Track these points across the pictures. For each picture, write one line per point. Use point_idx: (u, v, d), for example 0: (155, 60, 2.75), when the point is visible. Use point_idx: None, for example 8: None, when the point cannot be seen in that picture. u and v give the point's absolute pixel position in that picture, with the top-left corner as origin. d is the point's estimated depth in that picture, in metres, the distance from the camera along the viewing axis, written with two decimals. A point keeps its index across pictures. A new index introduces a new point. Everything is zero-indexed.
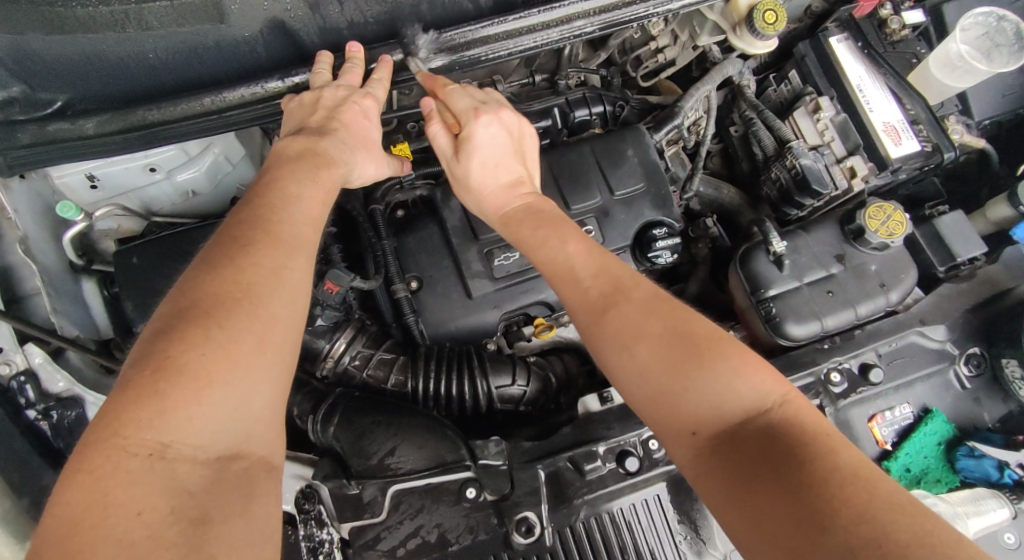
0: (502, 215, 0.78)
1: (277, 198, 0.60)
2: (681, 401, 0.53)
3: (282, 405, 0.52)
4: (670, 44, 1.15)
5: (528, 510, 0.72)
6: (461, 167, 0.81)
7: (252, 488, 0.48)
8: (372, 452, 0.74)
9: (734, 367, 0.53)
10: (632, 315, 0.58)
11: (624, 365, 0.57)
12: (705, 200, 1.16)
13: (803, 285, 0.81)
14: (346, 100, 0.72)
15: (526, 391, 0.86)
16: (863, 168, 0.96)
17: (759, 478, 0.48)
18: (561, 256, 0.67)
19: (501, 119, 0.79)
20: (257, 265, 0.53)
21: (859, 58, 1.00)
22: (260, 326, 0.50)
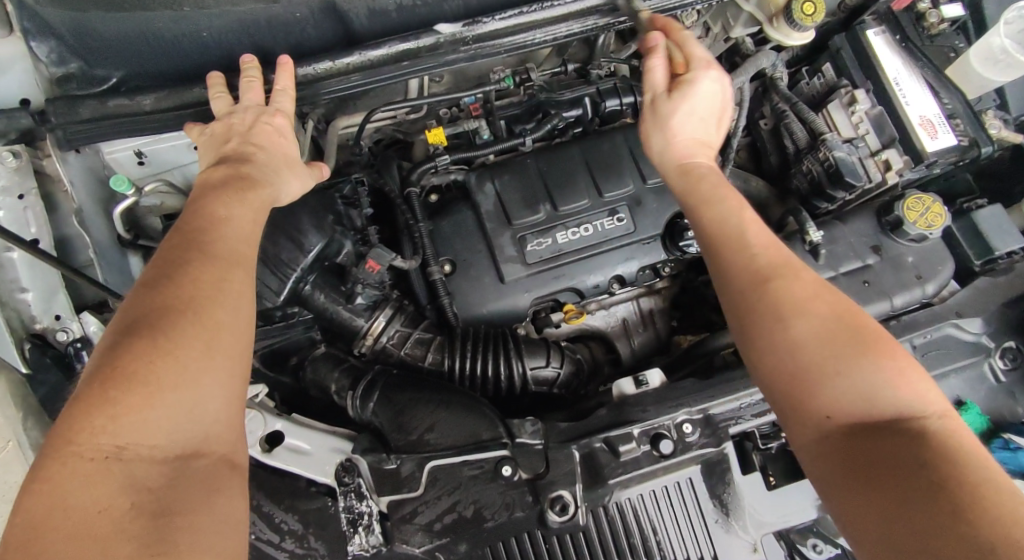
0: (684, 165, 0.73)
1: (213, 212, 0.59)
2: (829, 387, 0.51)
3: (238, 406, 0.53)
4: (701, 36, 1.13)
5: (562, 489, 0.74)
6: (669, 105, 0.75)
7: (214, 482, 0.49)
8: (412, 428, 0.76)
9: (894, 368, 0.51)
10: (800, 291, 0.55)
11: (774, 337, 0.54)
12: (734, 192, 1.16)
13: (838, 275, 0.82)
14: (256, 122, 0.68)
15: (560, 373, 0.87)
16: (898, 160, 0.95)
17: (896, 478, 0.46)
18: (733, 221, 0.62)
19: (727, 79, 0.75)
20: (197, 278, 0.53)
21: (895, 52, 1.00)
22: (202, 338, 0.50)
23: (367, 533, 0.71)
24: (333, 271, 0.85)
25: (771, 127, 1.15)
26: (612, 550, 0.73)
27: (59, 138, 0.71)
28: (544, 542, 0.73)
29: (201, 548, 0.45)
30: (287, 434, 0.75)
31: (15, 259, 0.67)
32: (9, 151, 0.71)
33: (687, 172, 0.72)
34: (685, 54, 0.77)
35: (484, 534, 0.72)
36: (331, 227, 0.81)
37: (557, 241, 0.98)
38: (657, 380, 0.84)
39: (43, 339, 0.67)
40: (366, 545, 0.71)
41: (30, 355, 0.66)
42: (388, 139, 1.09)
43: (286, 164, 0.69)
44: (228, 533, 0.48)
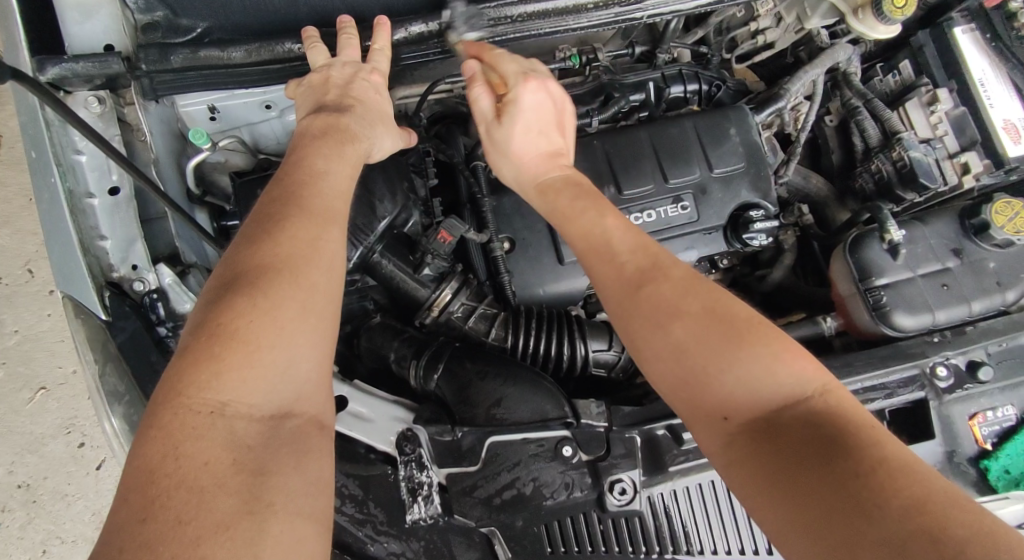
0: (540, 184, 0.69)
1: (307, 172, 0.57)
2: (715, 385, 0.49)
3: (327, 366, 0.50)
4: (771, 26, 1.09)
5: (623, 472, 0.73)
6: (501, 130, 0.72)
7: (306, 443, 0.46)
8: (479, 401, 0.75)
9: (772, 351, 0.49)
10: (669, 295, 0.52)
11: (655, 347, 0.52)
12: (793, 188, 1.14)
13: (916, 276, 0.81)
14: (355, 77, 0.68)
15: (621, 357, 0.86)
16: (978, 164, 0.93)
17: (802, 474, 0.44)
18: (595, 225, 0.60)
19: (547, 85, 0.72)
20: (293, 237, 0.51)
21: (983, 52, 0.97)
22: (300, 295, 0.48)
23: (426, 503, 0.71)
24: (400, 240, 0.83)
25: (836, 123, 1.12)
26: (666, 537, 0.72)
27: (144, 87, 0.71)
28: (599, 524, 0.72)
29: (292, 511, 0.42)
30: (350, 400, 0.75)
31: (95, 207, 0.68)
32: (94, 97, 0.71)
33: (547, 189, 0.68)
34: (500, 72, 0.73)
35: (542, 512, 0.71)
36: (404, 196, 0.80)
37: None
38: None
39: (120, 289, 0.68)
40: (426, 514, 0.71)
41: (110, 303, 0.66)
42: (443, 112, 1.07)
43: (381, 121, 0.68)
44: (315, 497, 0.45)
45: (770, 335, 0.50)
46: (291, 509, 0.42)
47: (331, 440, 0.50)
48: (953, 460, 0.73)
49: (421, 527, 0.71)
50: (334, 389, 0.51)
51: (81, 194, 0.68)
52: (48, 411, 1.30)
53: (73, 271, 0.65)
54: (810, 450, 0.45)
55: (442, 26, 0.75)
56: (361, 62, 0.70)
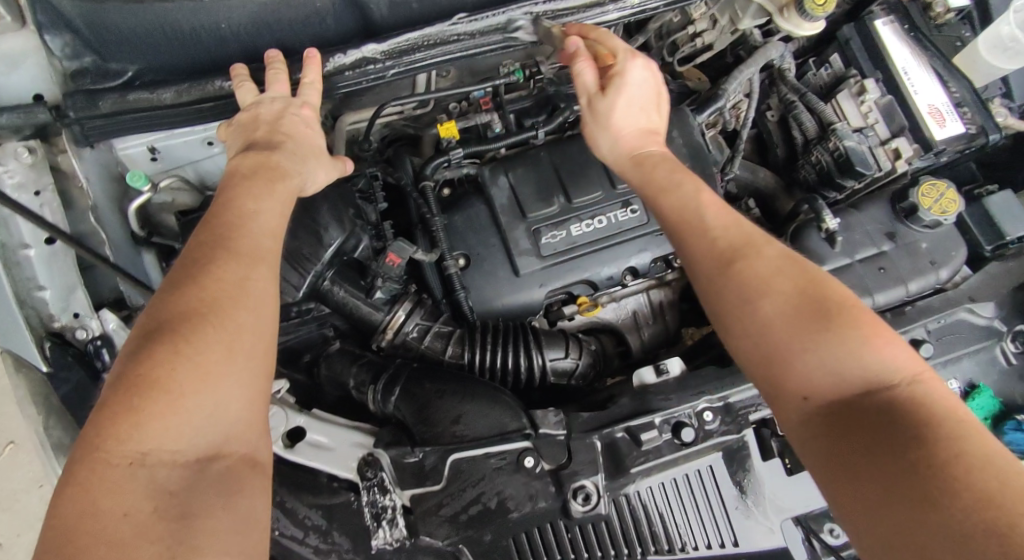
0: (637, 155, 0.76)
1: (235, 215, 0.57)
2: (796, 363, 0.52)
3: (261, 404, 0.51)
4: (708, 29, 1.13)
5: (585, 478, 0.74)
6: (605, 102, 0.78)
7: (237, 483, 0.47)
8: (437, 421, 0.75)
9: (861, 336, 0.51)
10: (762, 270, 0.57)
11: (745, 324, 0.56)
12: (742, 183, 1.18)
13: (855, 261, 0.82)
14: (283, 112, 0.68)
15: (578, 364, 0.86)
16: (908, 149, 0.97)
17: (875, 459, 0.46)
18: (691, 204, 0.65)
19: (653, 69, 0.79)
20: (219, 281, 0.51)
21: (904, 41, 1.00)
22: (226, 337, 0.49)
23: (390, 527, 0.71)
24: (352, 267, 0.83)
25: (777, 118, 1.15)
26: (634, 538, 0.73)
27: (75, 134, 0.71)
28: (567, 532, 0.73)
29: (220, 552, 0.44)
30: (309, 430, 0.74)
31: (30, 258, 0.67)
32: (25, 147, 0.71)
33: (642, 159, 0.75)
34: (607, 48, 0.79)
35: (509, 525, 0.72)
36: (351, 222, 0.80)
37: (571, 234, 0.99)
38: (678, 366, 0.82)
39: (63, 338, 0.67)
40: (391, 538, 0.71)
41: (52, 355, 0.66)
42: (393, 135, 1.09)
43: (312, 154, 0.69)
44: (245, 533, 0.46)
45: (863, 321, 0.52)
46: (217, 550, 0.44)
47: (267, 475, 0.51)
48: None
49: (387, 551, 0.71)
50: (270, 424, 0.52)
51: (15, 247, 0.67)
52: (16, 464, 1.27)
53: (10, 327, 0.65)
54: (882, 436, 0.46)
55: (370, 53, 0.74)
56: (292, 96, 0.71)
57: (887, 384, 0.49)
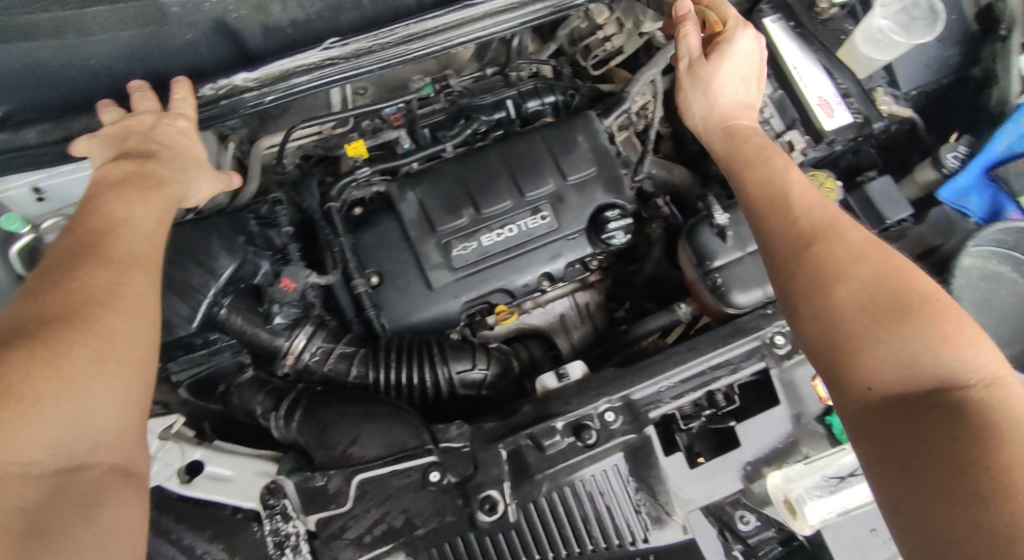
0: (729, 126, 0.83)
1: (102, 222, 0.57)
2: (865, 350, 0.53)
3: (130, 411, 0.50)
4: (616, 32, 1.21)
5: (491, 489, 0.74)
6: (707, 67, 0.84)
7: (101, 493, 0.46)
8: (338, 443, 0.75)
9: (939, 333, 0.51)
10: (841, 254, 0.58)
11: (814, 309, 0.58)
12: (657, 180, 1.20)
13: (746, 255, 0.84)
14: (156, 125, 0.69)
15: (487, 375, 0.87)
16: (801, 141, 0.99)
17: (928, 456, 0.46)
18: (778, 182, 0.69)
19: (757, 37, 0.84)
20: (85, 285, 0.50)
21: (790, 38, 1.02)
22: (94, 343, 0.47)
23: (294, 554, 0.71)
24: (250, 293, 0.82)
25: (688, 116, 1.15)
26: (541, 543, 0.74)
27: None
28: (478, 542, 0.74)
29: None
30: (207, 463, 0.71)
31: None
32: None
33: (732, 131, 0.82)
34: (719, 14, 0.87)
35: (416, 539, 0.73)
36: (243, 249, 0.78)
37: (481, 244, 0.99)
38: (578, 371, 0.81)
39: None
40: None
41: None
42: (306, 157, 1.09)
43: (193, 164, 0.71)
44: (112, 544, 0.45)
45: (945, 320, 0.52)
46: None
47: (139, 488, 0.50)
48: (800, 421, 0.82)
49: None
50: (142, 434, 0.52)
51: None
52: None
53: None
54: (939, 432, 0.46)
55: (241, 81, 0.74)
56: (164, 110, 0.72)
57: (957, 382, 0.49)
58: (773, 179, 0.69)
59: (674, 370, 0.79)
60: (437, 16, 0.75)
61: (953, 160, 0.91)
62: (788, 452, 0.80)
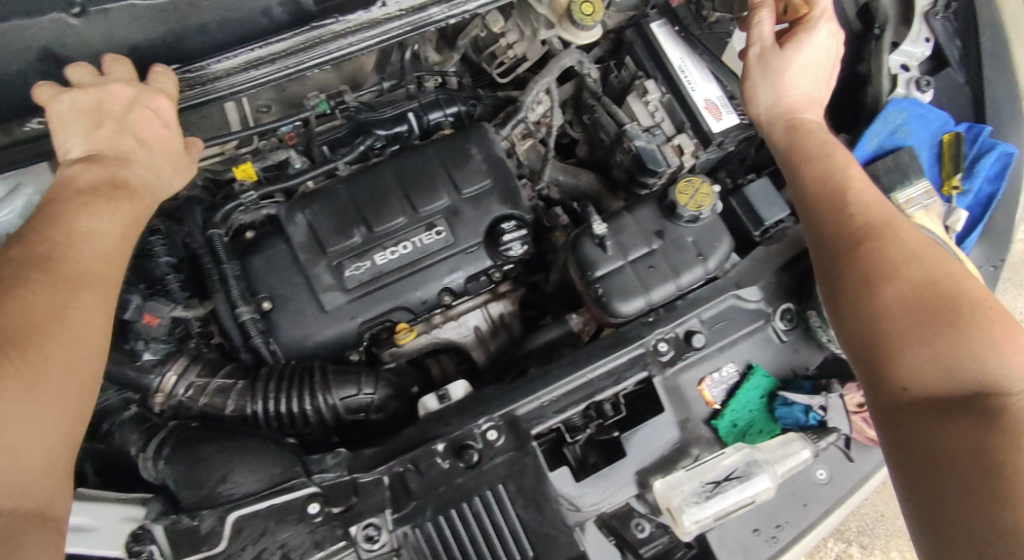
0: (793, 119, 0.89)
1: (60, 234, 0.58)
2: (903, 355, 0.63)
3: (56, 447, 0.50)
4: (518, 40, 1.19)
5: (371, 517, 0.73)
6: (779, 60, 0.91)
7: (19, 537, 0.46)
8: (204, 482, 0.71)
9: (983, 339, 0.61)
10: (895, 258, 0.69)
11: (861, 309, 0.69)
12: (566, 188, 1.18)
13: (627, 263, 0.84)
14: (134, 102, 0.67)
15: (375, 398, 0.86)
16: (690, 144, 1.00)
17: (959, 459, 0.54)
18: (839, 175, 0.80)
19: (839, 32, 0.92)
20: (32, 307, 0.52)
21: (676, 42, 1.04)
22: (29, 374, 0.49)
23: None
24: (116, 330, 0.78)
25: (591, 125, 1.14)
26: None
27: None
28: None
29: None
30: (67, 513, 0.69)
31: None
32: None
33: (798, 128, 0.88)
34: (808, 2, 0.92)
35: None
36: None
37: (375, 263, 0.98)
38: (460, 391, 0.80)
39: None
40: None
41: None
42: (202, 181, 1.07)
43: (168, 159, 0.72)
44: None
45: (989, 326, 0.62)
46: None
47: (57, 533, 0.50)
48: (687, 427, 0.82)
49: None
50: (65, 474, 0.52)
51: None
52: None
53: None
54: (963, 432, 0.55)
55: None
56: (140, 82, 0.70)
57: (996, 383, 0.58)
58: (834, 173, 0.80)
59: (554, 384, 0.80)
60: (283, 38, 0.73)
61: None
62: (675, 458, 0.81)
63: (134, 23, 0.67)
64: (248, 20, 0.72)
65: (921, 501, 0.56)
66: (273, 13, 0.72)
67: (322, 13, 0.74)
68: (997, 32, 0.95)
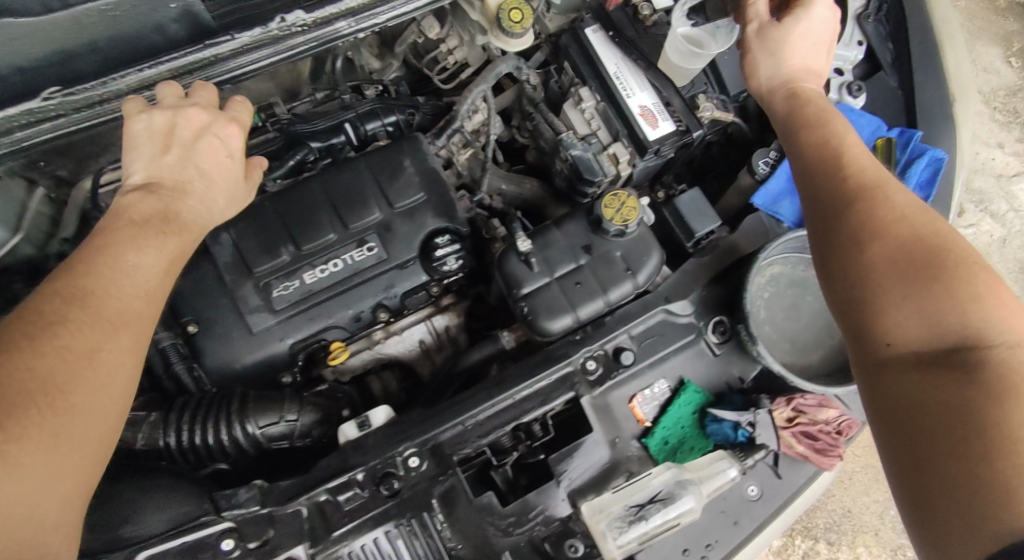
0: (794, 88, 0.80)
1: (107, 266, 0.62)
2: (889, 312, 0.58)
3: (77, 490, 0.53)
4: (459, 45, 1.15)
5: (291, 549, 0.70)
6: (780, 30, 0.83)
7: None
8: (107, 523, 0.67)
9: (974, 297, 0.55)
10: (888, 213, 0.62)
11: (847, 265, 0.62)
12: (510, 197, 1.15)
13: (553, 280, 0.82)
14: (206, 130, 0.75)
15: (298, 424, 0.83)
16: (625, 153, 0.97)
17: (948, 427, 0.49)
18: (837, 142, 0.71)
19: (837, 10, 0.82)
20: (66, 346, 0.54)
21: (611, 47, 1.01)
22: (53, 420, 0.51)
23: None
24: None
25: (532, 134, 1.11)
26: None
27: None
28: None
29: None
30: None
31: None
32: None
33: (799, 94, 0.80)
34: None
35: None
36: None
37: (305, 282, 0.95)
38: (381, 417, 0.79)
39: None
40: None
41: None
42: None
43: (224, 184, 0.77)
44: None
45: (982, 282, 0.56)
46: None
47: None
48: (617, 445, 0.81)
49: None
50: (79, 518, 0.54)
51: None
52: None
53: None
54: (950, 398, 0.51)
55: None
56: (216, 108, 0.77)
57: (988, 344, 0.52)
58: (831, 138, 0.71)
59: (480, 407, 0.77)
60: (177, 56, 0.69)
61: (766, 167, 0.91)
62: (605, 477, 0.79)
63: (16, 44, 0.60)
64: (141, 38, 0.67)
65: (904, 475, 0.52)
66: (168, 30, 0.67)
67: (223, 28, 0.69)
68: (932, 33, 0.92)
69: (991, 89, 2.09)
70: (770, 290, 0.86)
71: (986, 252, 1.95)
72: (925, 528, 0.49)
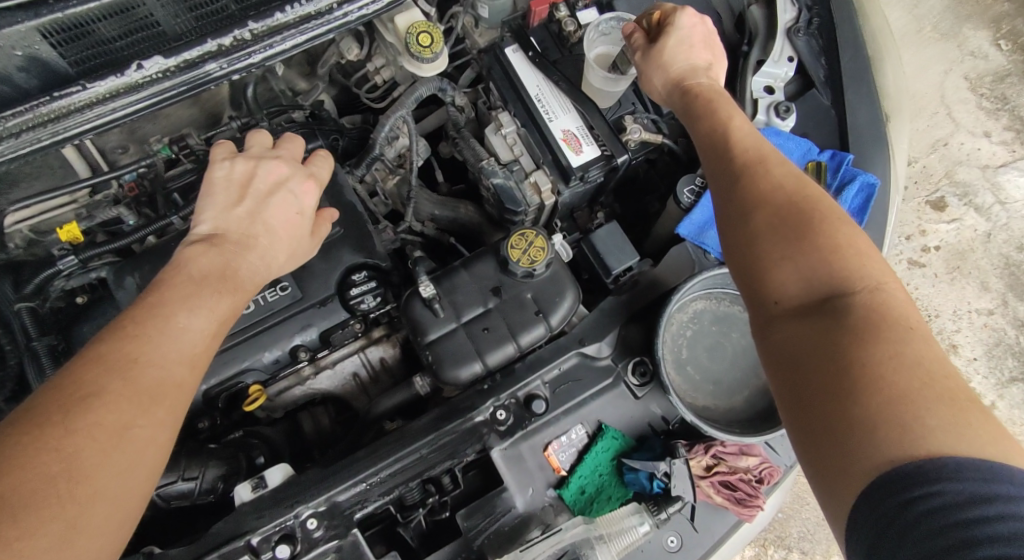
0: (684, 82, 0.79)
1: (156, 326, 0.60)
2: (773, 272, 0.57)
3: None
4: (385, 64, 1.09)
5: None
6: (657, 43, 0.83)
7: None
8: None
9: (841, 249, 0.56)
10: (767, 182, 0.62)
11: (735, 232, 0.61)
12: (446, 221, 1.09)
13: (461, 325, 0.78)
14: (280, 186, 0.80)
15: (199, 484, 0.81)
16: (547, 182, 0.92)
17: (826, 378, 0.49)
18: (723, 122, 0.71)
19: (705, 17, 0.83)
20: (100, 424, 0.52)
21: (533, 68, 0.96)
22: (76, 510, 0.49)
23: None
24: None
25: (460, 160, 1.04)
26: None
27: None
28: None
29: None
30: None
31: None
32: None
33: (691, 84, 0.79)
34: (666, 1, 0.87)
35: None
36: None
37: None
38: (279, 478, 0.76)
39: None
40: None
41: None
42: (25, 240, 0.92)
43: (290, 235, 0.78)
44: None
45: (849, 235, 0.57)
46: None
47: None
48: (531, 497, 0.77)
49: None
50: None
51: None
52: None
53: None
54: (826, 347, 0.51)
55: None
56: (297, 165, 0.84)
57: (854, 289, 0.53)
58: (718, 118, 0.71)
59: (382, 463, 0.74)
60: (26, 107, 0.62)
61: (690, 196, 0.87)
62: (518, 531, 0.75)
63: None
64: None
65: (790, 426, 0.52)
66: (14, 80, 0.61)
67: (81, 76, 0.64)
68: (863, 53, 0.88)
69: (978, 75, 1.99)
70: (692, 327, 0.82)
71: (970, 248, 1.84)
72: (817, 475, 0.48)
